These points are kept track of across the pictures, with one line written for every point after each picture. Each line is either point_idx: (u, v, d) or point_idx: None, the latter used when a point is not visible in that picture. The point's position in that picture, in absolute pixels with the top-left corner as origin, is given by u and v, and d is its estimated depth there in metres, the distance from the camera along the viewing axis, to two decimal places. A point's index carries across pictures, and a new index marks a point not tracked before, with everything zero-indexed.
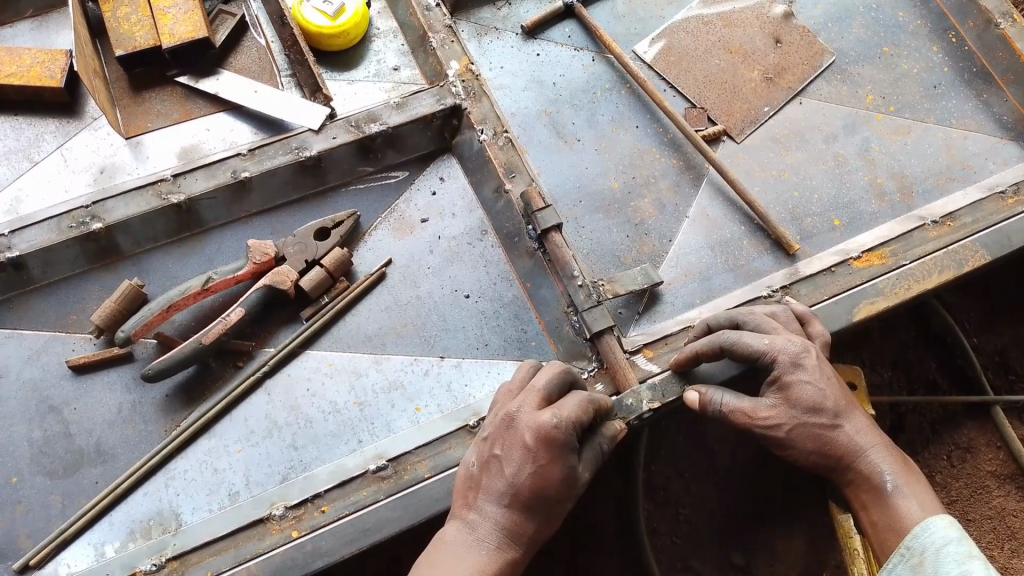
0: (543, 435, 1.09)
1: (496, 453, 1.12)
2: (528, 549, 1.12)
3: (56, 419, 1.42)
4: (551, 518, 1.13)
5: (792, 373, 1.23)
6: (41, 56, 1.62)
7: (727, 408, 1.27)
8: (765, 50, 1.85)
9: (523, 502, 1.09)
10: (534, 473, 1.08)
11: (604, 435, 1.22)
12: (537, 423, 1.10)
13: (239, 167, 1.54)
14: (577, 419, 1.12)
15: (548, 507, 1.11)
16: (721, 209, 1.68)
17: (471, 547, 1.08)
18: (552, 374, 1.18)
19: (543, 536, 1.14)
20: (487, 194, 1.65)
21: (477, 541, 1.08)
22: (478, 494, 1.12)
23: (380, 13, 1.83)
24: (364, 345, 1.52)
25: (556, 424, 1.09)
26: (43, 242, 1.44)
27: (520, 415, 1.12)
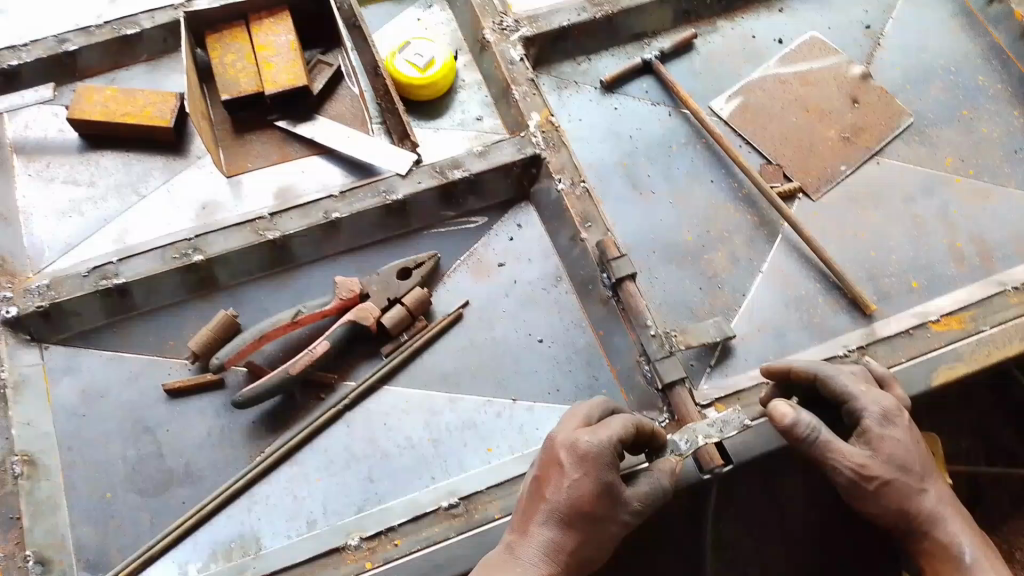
0: (575, 450, 1.15)
1: (540, 474, 1.18)
2: (572, 568, 1.15)
3: (150, 439, 1.50)
4: (596, 539, 1.16)
5: (882, 428, 1.27)
6: (153, 98, 1.76)
7: (823, 438, 1.24)
8: (842, 110, 1.86)
9: (566, 518, 1.14)
10: (569, 488, 1.14)
11: (660, 469, 1.25)
12: (571, 439, 1.17)
13: (331, 208, 1.63)
14: (614, 437, 1.17)
15: (588, 525, 1.15)
16: (795, 265, 1.71)
17: (513, 560, 1.13)
18: (590, 406, 1.26)
19: (593, 558, 1.17)
20: (563, 241, 1.69)
21: (518, 555, 1.13)
22: (523, 513, 1.17)
23: (466, 66, 1.90)
24: (440, 384, 1.58)
25: (594, 440, 1.15)
26: (148, 270, 1.55)
27: (560, 435, 1.19)
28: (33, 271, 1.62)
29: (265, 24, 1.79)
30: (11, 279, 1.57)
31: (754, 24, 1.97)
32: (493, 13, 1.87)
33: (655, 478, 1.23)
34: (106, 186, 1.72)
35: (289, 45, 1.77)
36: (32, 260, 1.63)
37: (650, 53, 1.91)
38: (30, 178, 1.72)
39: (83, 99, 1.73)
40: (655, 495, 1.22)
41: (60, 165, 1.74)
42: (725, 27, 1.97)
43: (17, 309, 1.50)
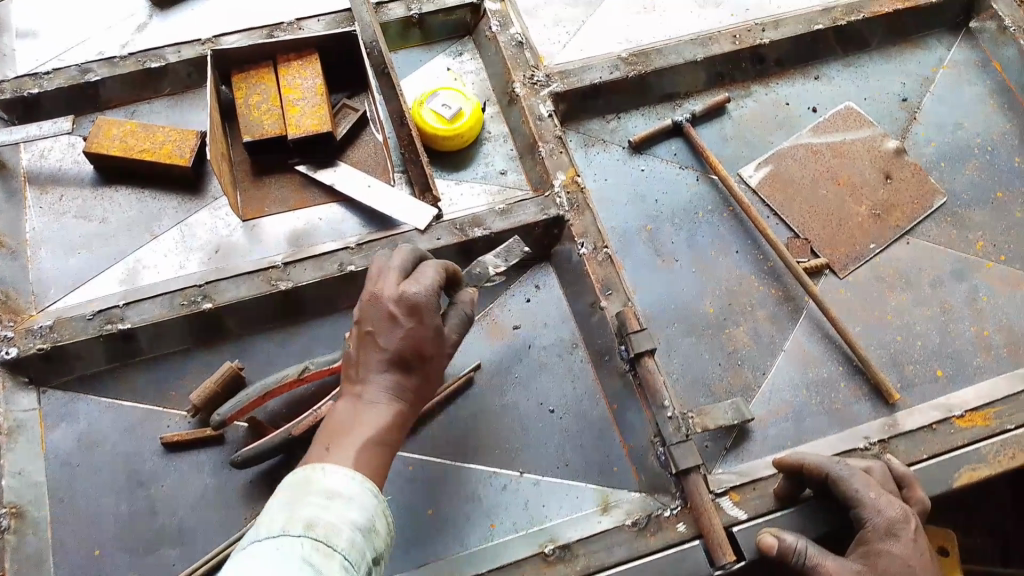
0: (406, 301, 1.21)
1: (367, 330, 1.22)
2: (414, 407, 1.25)
3: (144, 494, 1.46)
4: (429, 374, 1.26)
5: (883, 541, 1.25)
6: (174, 134, 1.73)
7: (812, 560, 1.22)
8: (874, 185, 1.81)
9: (402, 363, 1.22)
10: (407, 333, 1.21)
11: (463, 302, 1.34)
12: (401, 291, 1.23)
13: (345, 260, 1.60)
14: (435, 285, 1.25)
15: (425, 365, 1.25)
16: (818, 345, 1.66)
17: (364, 410, 1.20)
18: (404, 255, 1.29)
19: (426, 395, 1.28)
20: (581, 307, 1.64)
21: (367, 404, 1.20)
22: (360, 369, 1.22)
23: (493, 117, 1.88)
24: (447, 451, 1.53)
25: (418, 293, 1.22)
26: (156, 316, 1.51)
27: (383, 291, 1.23)
28: (35, 308, 1.58)
29: (294, 66, 1.78)
30: (13, 317, 1.53)
31: (788, 91, 1.93)
32: (524, 66, 1.85)
33: (462, 310, 1.34)
34: (117, 223, 1.69)
35: (316, 89, 1.75)
36: (37, 296, 1.59)
37: (681, 115, 1.87)
38: (41, 211, 1.69)
39: (101, 132, 1.70)
40: (464, 325, 1.33)
41: (73, 198, 1.71)
42: (758, 93, 1.93)
43: (17, 349, 1.48)
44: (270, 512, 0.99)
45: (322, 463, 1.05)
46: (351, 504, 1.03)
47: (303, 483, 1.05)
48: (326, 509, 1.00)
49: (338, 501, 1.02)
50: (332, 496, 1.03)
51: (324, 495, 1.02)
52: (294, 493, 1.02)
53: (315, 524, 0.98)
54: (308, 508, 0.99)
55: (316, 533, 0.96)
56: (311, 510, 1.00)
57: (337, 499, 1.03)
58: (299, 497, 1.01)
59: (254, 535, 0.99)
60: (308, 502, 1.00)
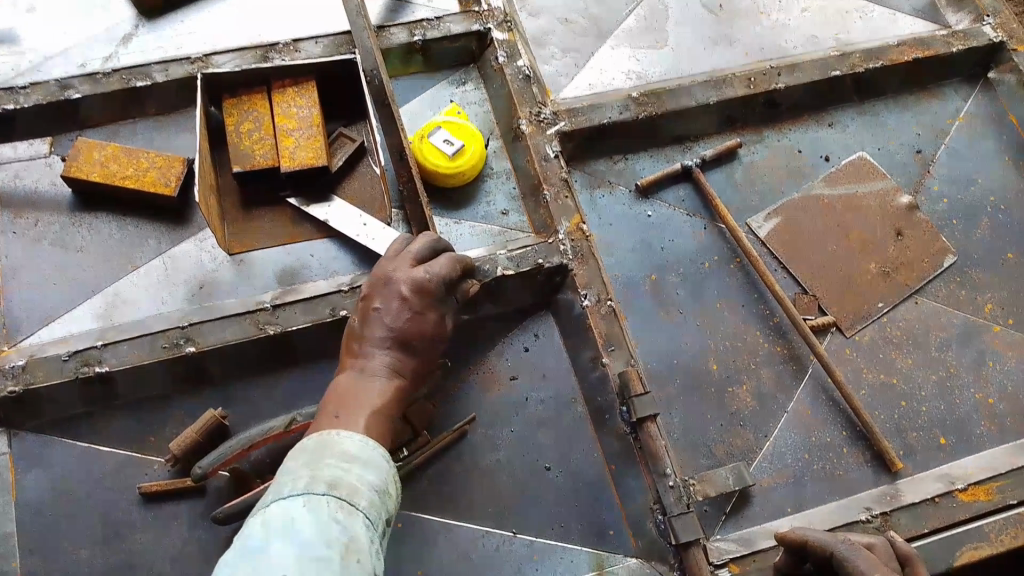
0: (417, 283, 1.39)
1: (376, 306, 1.39)
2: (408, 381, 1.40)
3: (121, 547, 1.38)
4: (425, 356, 1.43)
5: None
6: (159, 161, 1.63)
7: None
8: (885, 243, 1.77)
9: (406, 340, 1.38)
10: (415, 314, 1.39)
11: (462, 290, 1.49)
12: (411, 276, 1.40)
13: (338, 304, 1.53)
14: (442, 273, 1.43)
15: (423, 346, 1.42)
16: (822, 408, 1.59)
17: (368, 382, 1.35)
18: (422, 242, 1.47)
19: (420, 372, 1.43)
20: (582, 361, 1.58)
21: (371, 376, 1.35)
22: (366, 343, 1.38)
23: (495, 152, 1.82)
24: (437, 509, 1.46)
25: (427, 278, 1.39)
26: (133, 360, 1.43)
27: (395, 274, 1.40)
28: (7, 343, 1.50)
29: (289, 92, 1.70)
30: None
31: (800, 137, 1.90)
32: (530, 102, 1.78)
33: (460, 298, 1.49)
34: (95, 253, 1.60)
35: (311, 119, 1.66)
36: (9, 331, 1.51)
37: (691, 159, 1.82)
38: (15, 236, 1.61)
39: (82, 155, 1.61)
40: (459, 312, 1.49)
41: (49, 223, 1.62)
42: (772, 138, 1.89)
43: None
44: (295, 471, 1.12)
45: (340, 430, 1.18)
46: (366, 467, 1.17)
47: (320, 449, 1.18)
48: (345, 471, 1.13)
49: (354, 464, 1.16)
50: (348, 460, 1.17)
51: (342, 458, 1.16)
52: (314, 457, 1.15)
53: (335, 485, 1.11)
54: (329, 470, 1.12)
55: (338, 492, 1.09)
56: (332, 472, 1.13)
57: (354, 463, 1.16)
58: (319, 459, 1.15)
59: (279, 492, 1.11)
60: (328, 466, 1.14)
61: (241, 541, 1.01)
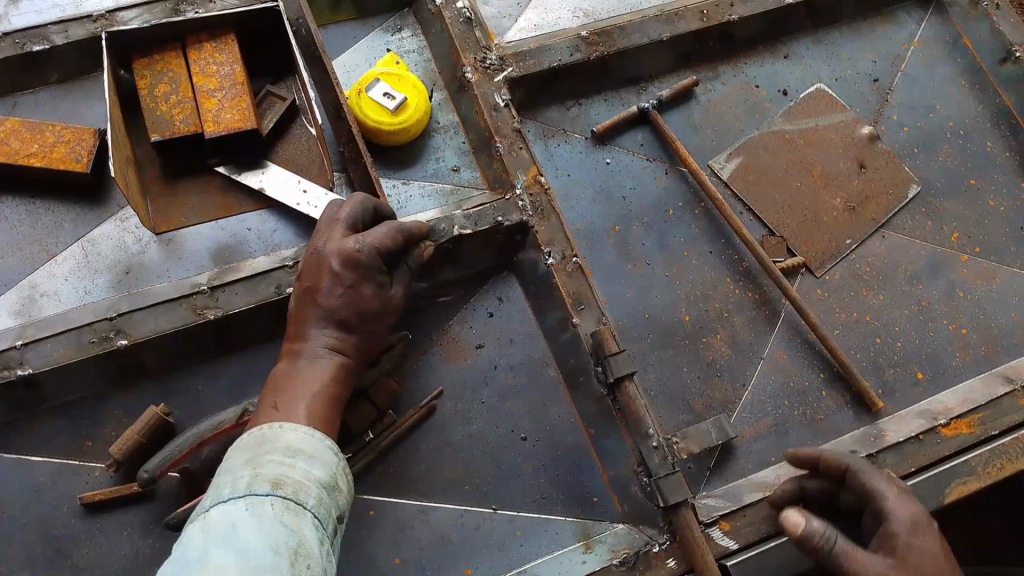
0: (346, 258, 1.30)
1: (308, 284, 1.33)
2: (355, 358, 1.35)
3: (65, 563, 1.26)
4: (371, 329, 1.37)
5: (911, 537, 1.13)
6: (66, 134, 1.45)
7: (836, 551, 1.11)
8: (848, 175, 1.72)
9: (341, 318, 1.32)
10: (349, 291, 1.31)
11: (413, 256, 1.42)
12: (342, 249, 1.31)
13: (284, 281, 1.39)
14: (376, 243, 1.33)
15: (365, 320, 1.35)
16: (797, 351, 1.54)
17: (307, 363, 1.30)
18: (358, 206, 1.37)
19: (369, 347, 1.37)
20: (550, 323, 1.50)
21: (309, 357, 1.30)
22: (304, 324, 1.33)
23: (441, 105, 1.69)
24: (410, 491, 1.37)
25: (357, 250, 1.30)
26: (60, 358, 1.29)
27: (325, 248, 1.33)
28: None
29: (206, 49, 1.52)
30: None
31: (757, 71, 1.82)
32: (474, 47, 1.64)
33: (407, 265, 1.41)
34: (3, 242, 1.43)
35: (234, 77, 1.50)
36: None
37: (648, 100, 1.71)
38: None
39: None
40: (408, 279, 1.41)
41: None
42: (726, 74, 1.81)
43: None
44: (236, 470, 1.12)
45: (281, 424, 1.17)
46: (310, 460, 1.17)
47: (263, 442, 1.17)
48: (289, 467, 1.13)
49: (298, 458, 1.16)
50: (293, 452, 1.16)
51: (285, 452, 1.15)
52: (256, 453, 1.14)
53: (280, 484, 1.10)
54: (272, 467, 1.12)
55: (283, 491, 1.09)
56: (275, 470, 1.12)
57: (298, 456, 1.16)
58: (261, 455, 1.14)
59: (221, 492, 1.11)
60: (271, 462, 1.13)
61: (184, 548, 1.01)
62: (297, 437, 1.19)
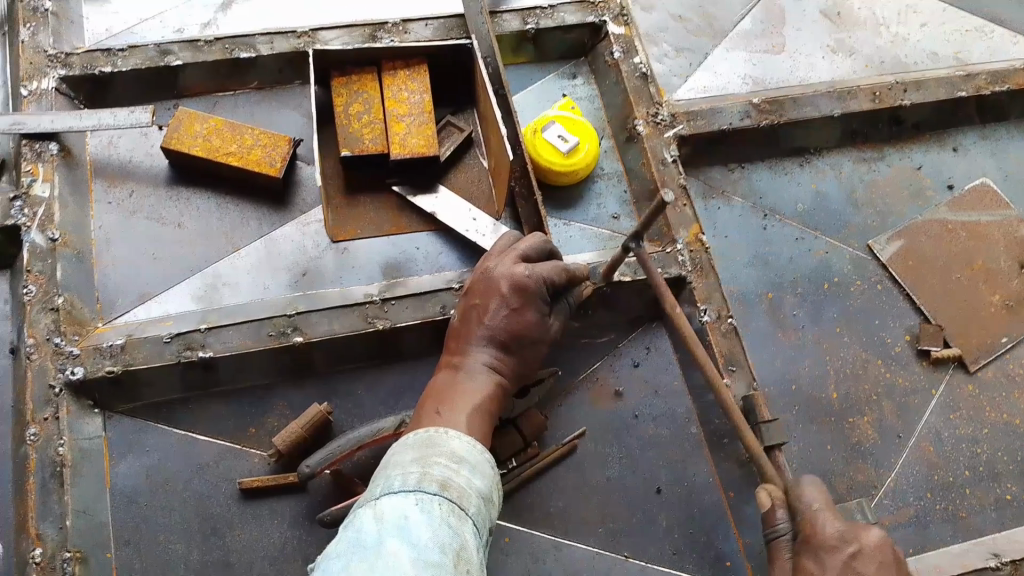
0: (517, 283, 1.32)
1: (475, 303, 1.34)
2: (509, 383, 1.33)
3: (217, 544, 1.30)
4: (528, 358, 1.35)
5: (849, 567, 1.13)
6: (263, 139, 1.54)
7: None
8: (1010, 274, 1.69)
9: (504, 339, 1.31)
10: (514, 315, 1.32)
11: (572, 296, 1.43)
12: (512, 274, 1.33)
13: (449, 302, 1.44)
14: (545, 274, 1.34)
15: (525, 347, 1.34)
16: (943, 444, 1.53)
17: (465, 378, 1.29)
18: (531, 241, 1.40)
19: (522, 375, 1.36)
20: (698, 381, 1.51)
21: (468, 372, 1.29)
22: (465, 341, 1.33)
23: (607, 153, 1.74)
24: (547, 525, 1.38)
25: (529, 275, 1.32)
26: (239, 346, 1.35)
27: (497, 270, 1.35)
28: (101, 320, 1.41)
29: (400, 76, 1.60)
30: (78, 330, 1.36)
31: (921, 158, 1.83)
32: (647, 102, 1.70)
33: (568, 303, 1.41)
34: (194, 230, 1.52)
35: (423, 105, 1.57)
36: (102, 307, 1.43)
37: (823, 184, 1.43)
38: (110, 206, 1.52)
39: (182, 127, 1.52)
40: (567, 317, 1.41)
41: (145, 195, 1.54)
42: (892, 156, 1.82)
43: (84, 369, 1.31)
44: (403, 466, 1.07)
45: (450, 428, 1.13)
46: (473, 469, 1.11)
47: (428, 445, 1.13)
48: (454, 472, 1.08)
49: (462, 466, 1.10)
50: (457, 460, 1.11)
51: (450, 458, 1.11)
52: (422, 453, 1.10)
53: (446, 486, 1.05)
54: (440, 469, 1.07)
55: (449, 494, 1.04)
56: (442, 472, 1.07)
57: (462, 464, 1.11)
58: (428, 456, 1.09)
59: (387, 483, 1.07)
60: (437, 464, 1.08)
61: (355, 534, 0.98)
62: (460, 445, 1.14)
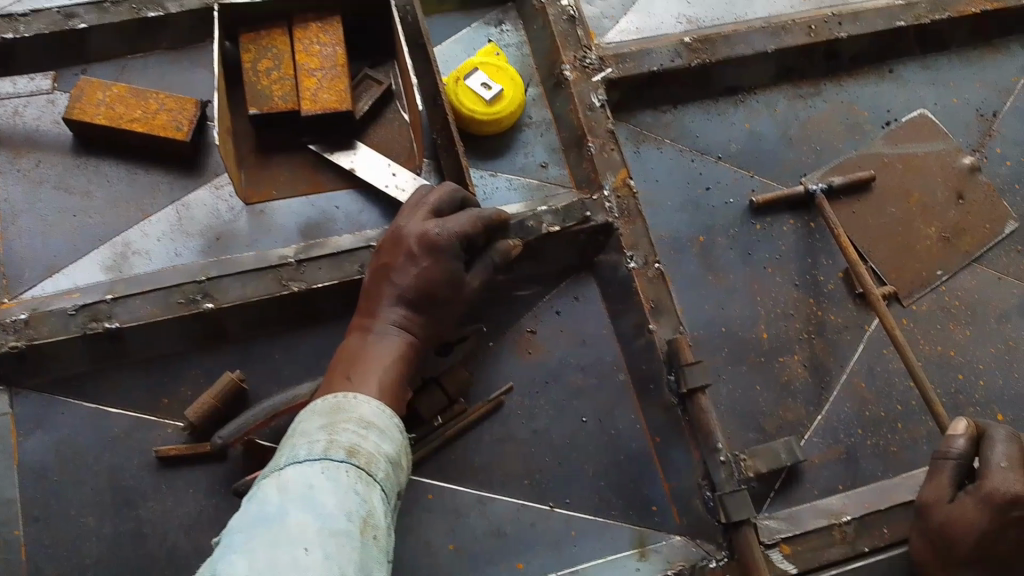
0: (426, 240, 1.28)
1: (386, 263, 1.30)
2: (422, 342, 1.30)
3: (132, 514, 1.28)
4: (442, 315, 1.32)
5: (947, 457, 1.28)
6: (169, 103, 1.49)
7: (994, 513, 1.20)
8: (946, 206, 1.67)
9: (413, 298, 1.28)
10: (424, 272, 1.27)
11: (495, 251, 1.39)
12: (422, 231, 1.29)
13: (367, 260, 1.40)
14: (458, 230, 1.30)
15: (437, 304, 1.30)
16: (876, 381, 1.51)
17: (374, 339, 1.25)
18: (443, 196, 1.35)
19: (437, 333, 1.32)
20: (624, 329, 1.48)
21: (378, 333, 1.25)
22: (376, 302, 1.29)
23: (534, 100, 1.69)
24: (470, 480, 1.37)
25: (438, 232, 1.28)
26: (147, 316, 1.32)
27: (407, 228, 1.30)
28: (7, 295, 1.38)
29: (312, 29, 1.53)
30: None
31: (859, 92, 1.78)
32: (574, 45, 1.64)
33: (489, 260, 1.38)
34: (102, 199, 1.48)
35: (336, 58, 1.50)
36: (9, 281, 1.39)
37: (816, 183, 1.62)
38: (17, 176, 1.48)
39: (85, 95, 1.47)
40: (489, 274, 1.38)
41: (53, 164, 1.49)
42: (828, 91, 1.77)
43: None
44: (309, 434, 1.04)
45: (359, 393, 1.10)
46: (382, 435, 1.08)
47: (336, 411, 1.09)
48: (363, 437, 1.05)
49: (372, 431, 1.07)
50: (365, 425, 1.08)
51: (359, 424, 1.07)
52: (330, 420, 1.06)
53: (354, 453, 1.02)
54: (348, 436, 1.03)
55: (357, 460, 1.01)
56: (351, 438, 1.03)
57: (370, 430, 1.07)
58: (335, 422, 1.06)
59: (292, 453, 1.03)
60: (345, 431, 1.05)
61: (258, 506, 0.94)
62: (370, 410, 1.11)
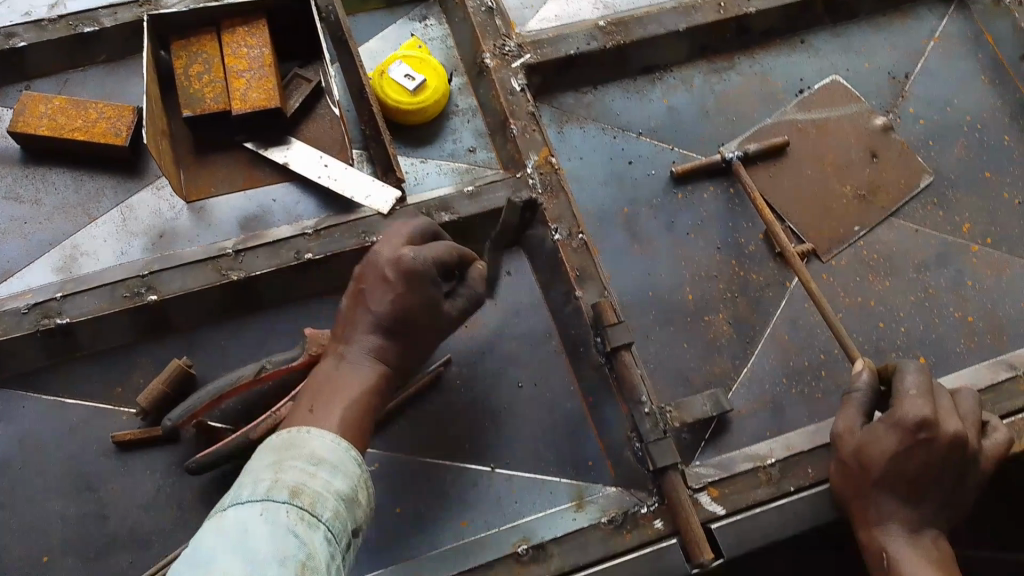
0: (404, 267, 1.14)
1: (360, 287, 1.17)
2: (391, 376, 1.17)
3: (91, 497, 1.35)
4: (415, 344, 1.21)
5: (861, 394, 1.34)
6: (108, 111, 1.57)
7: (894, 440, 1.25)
8: (860, 165, 1.75)
9: (387, 327, 1.16)
10: (401, 301, 1.14)
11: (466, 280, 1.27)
12: (397, 257, 1.15)
13: (302, 247, 1.48)
14: (435, 256, 1.18)
15: (409, 333, 1.18)
16: (798, 333, 1.59)
17: (347, 370, 1.14)
18: (411, 224, 1.24)
19: (407, 364, 1.20)
20: (554, 297, 1.56)
21: (351, 362, 1.14)
22: (348, 329, 1.18)
23: (460, 89, 1.77)
24: (413, 447, 1.44)
25: (415, 257, 1.15)
26: (94, 310, 1.39)
27: (380, 253, 1.18)
28: None
29: (238, 32, 1.62)
30: None
31: (772, 63, 1.87)
32: (494, 34, 1.72)
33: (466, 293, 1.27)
34: (51, 206, 1.56)
35: (263, 59, 1.59)
36: None
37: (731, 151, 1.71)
38: None
39: (27, 109, 1.55)
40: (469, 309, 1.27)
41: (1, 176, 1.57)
42: (742, 64, 1.86)
43: None
44: (252, 474, 0.92)
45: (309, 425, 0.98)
46: (334, 471, 0.96)
47: (285, 446, 0.97)
48: (310, 476, 0.93)
49: (322, 467, 0.95)
50: (315, 461, 0.96)
51: (308, 460, 0.95)
52: (276, 458, 0.94)
53: (297, 493, 0.90)
54: (292, 475, 0.91)
55: (300, 500, 0.89)
56: (296, 477, 0.91)
57: (321, 466, 0.95)
58: (282, 460, 0.94)
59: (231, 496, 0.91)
60: (291, 467, 0.93)
61: (186, 557, 0.83)
62: (322, 444, 0.99)
